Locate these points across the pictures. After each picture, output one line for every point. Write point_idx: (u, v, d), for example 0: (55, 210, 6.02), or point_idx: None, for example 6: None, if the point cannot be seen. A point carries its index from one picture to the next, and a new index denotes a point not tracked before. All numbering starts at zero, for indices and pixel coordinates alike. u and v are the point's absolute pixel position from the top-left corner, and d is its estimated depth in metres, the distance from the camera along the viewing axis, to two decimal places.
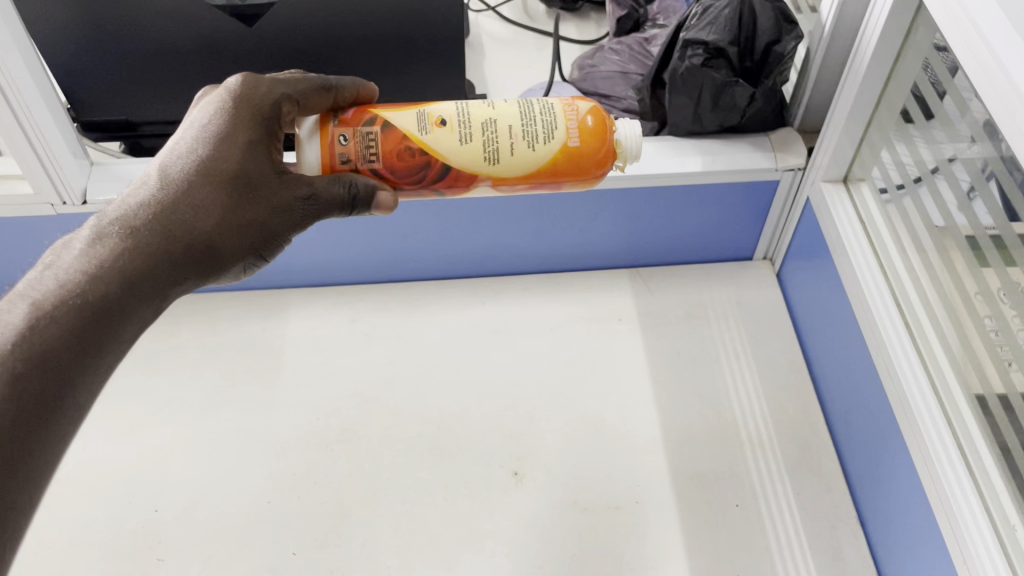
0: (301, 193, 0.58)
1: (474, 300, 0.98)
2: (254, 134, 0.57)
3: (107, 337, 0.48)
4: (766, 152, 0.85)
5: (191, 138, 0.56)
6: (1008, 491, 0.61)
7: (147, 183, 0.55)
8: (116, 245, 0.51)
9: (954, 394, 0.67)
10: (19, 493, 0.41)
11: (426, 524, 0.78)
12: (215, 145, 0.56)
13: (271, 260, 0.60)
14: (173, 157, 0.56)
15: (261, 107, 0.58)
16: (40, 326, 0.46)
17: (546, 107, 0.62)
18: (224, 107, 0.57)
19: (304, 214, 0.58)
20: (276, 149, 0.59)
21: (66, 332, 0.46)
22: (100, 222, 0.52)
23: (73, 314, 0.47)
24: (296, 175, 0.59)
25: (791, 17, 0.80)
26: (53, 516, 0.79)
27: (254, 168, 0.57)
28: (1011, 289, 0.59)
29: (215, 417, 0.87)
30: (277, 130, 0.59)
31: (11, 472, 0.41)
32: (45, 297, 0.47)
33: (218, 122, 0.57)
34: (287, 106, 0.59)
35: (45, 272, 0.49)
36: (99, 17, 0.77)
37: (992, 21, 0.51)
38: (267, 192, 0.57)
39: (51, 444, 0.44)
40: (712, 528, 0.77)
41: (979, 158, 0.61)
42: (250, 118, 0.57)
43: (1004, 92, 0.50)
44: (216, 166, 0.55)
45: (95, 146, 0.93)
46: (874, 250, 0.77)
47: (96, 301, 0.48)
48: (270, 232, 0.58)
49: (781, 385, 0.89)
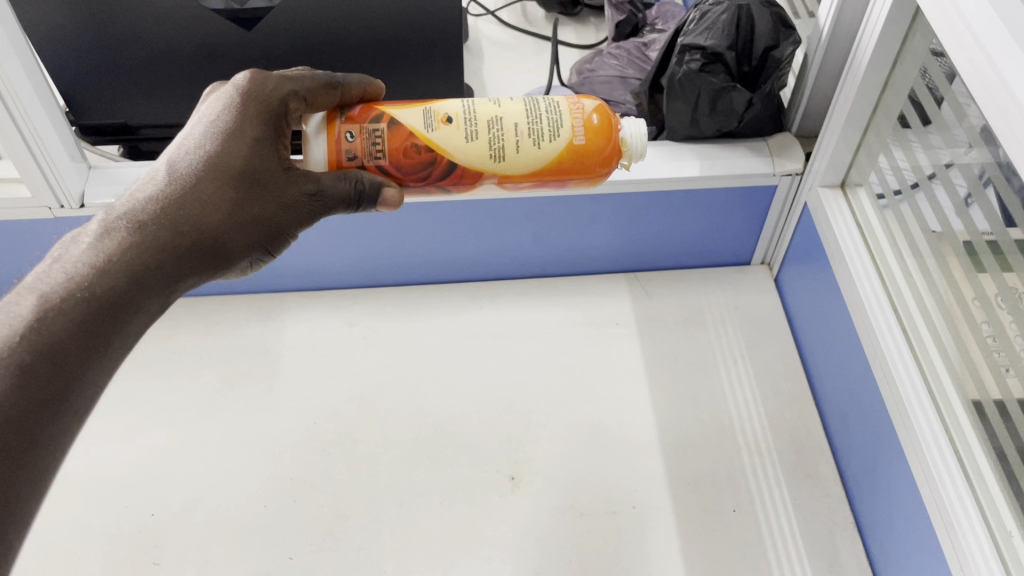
0: (307, 189, 0.58)
1: (472, 304, 0.98)
2: (262, 130, 0.57)
3: (112, 331, 0.48)
4: (764, 157, 0.85)
5: (199, 134, 0.56)
6: (1006, 500, 0.61)
7: (155, 178, 0.55)
8: (124, 239, 0.51)
9: (951, 400, 0.67)
10: (25, 486, 0.42)
11: (424, 529, 0.78)
12: (222, 142, 0.56)
13: (277, 256, 0.60)
14: (181, 153, 0.56)
15: (269, 103, 0.57)
16: (47, 320, 0.46)
17: (552, 105, 0.62)
18: (231, 104, 0.57)
19: (310, 211, 0.58)
20: (284, 145, 0.59)
21: (74, 325, 0.47)
22: (108, 217, 0.53)
23: (81, 307, 0.47)
24: (302, 172, 0.58)
25: (789, 23, 0.80)
26: (50, 520, 0.79)
27: (261, 164, 0.57)
28: (1007, 296, 0.59)
29: (212, 420, 0.87)
30: (285, 126, 0.59)
31: (13, 465, 0.41)
32: (53, 291, 0.47)
33: (226, 118, 0.57)
34: (295, 103, 0.59)
35: (53, 266, 0.49)
36: (99, 21, 0.77)
37: (987, 25, 0.51)
38: (275, 188, 0.57)
39: (56, 436, 0.44)
40: (709, 533, 0.77)
41: (976, 164, 0.61)
42: (258, 113, 0.57)
43: (1000, 98, 0.50)
44: (223, 162, 0.55)
45: (93, 150, 0.93)
46: (872, 255, 0.77)
47: (103, 295, 0.48)
48: (277, 228, 0.57)
49: (778, 390, 0.89)
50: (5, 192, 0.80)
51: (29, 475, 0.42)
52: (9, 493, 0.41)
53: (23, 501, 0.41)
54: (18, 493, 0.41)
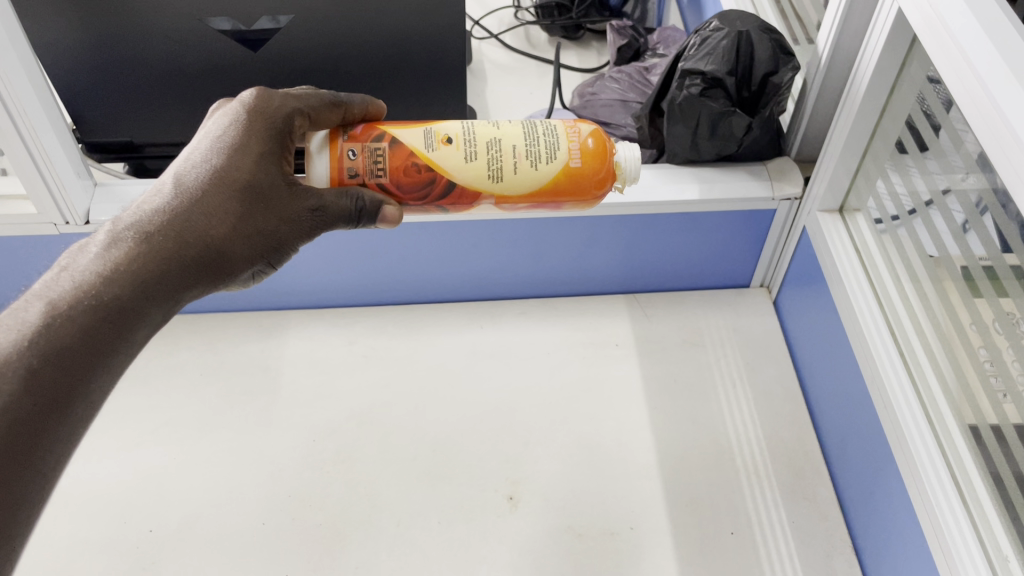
0: (310, 204, 0.58)
1: (472, 324, 0.98)
2: (267, 145, 0.58)
3: (118, 339, 0.49)
4: (762, 181, 0.85)
5: (205, 147, 0.57)
6: (1003, 525, 0.61)
7: (163, 190, 0.55)
8: (130, 249, 0.52)
9: (949, 426, 0.67)
10: (28, 487, 0.42)
11: (421, 549, 0.78)
12: (228, 155, 0.56)
13: (278, 268, 0.60)
14: (188, 166, 0.56)
15: (275, 119, 0.58)
16: (55, 325, 0.47)
17: (549, 128, 0.63)
18: (237, 119, 0.58)
19: (312, 225, 0.59)
20: (288, 161, 0.60)
21: (80, 332, 0.47)
22: (116, 227, 0.53)
23: (88, 314, 0.48)
24: (305, 186, 0.59)
25: (788, 49, 0.81)
26: (46, 536, 0.79)
27: (267, 177, 0.57)
28: (1004, 322, 0.60)
29: (211, 437, 0.87)
30: (289, 142, 0.59)
31: (15, 466, 0.42)
32: (60, 298, 0.48)
33: (233, 133, 0.57)
34: (299, 120, 0.60)
35: (62, 274, 0.50)
36: (107, 41, 0.78)
37: (979, 49, 0.52)
38: (279, 203, 0.58)
39: (61, 440, 0.45)
40: (707, 555, 0.77)
41: (974, 191, 0.62)
42: (264, 129, 0.58)
43: (994, 123, 0.51)
44: (229, 175, 0.56)
45: (98, 167, 0.94)
46: (869, 279, 0.77)
47: (109, 304, 0.49)
48: (279, 241, 0.58)
49: (776, 413, 0.89)
50: (10, 209, 0.81)
51: (33, 478, 0.43)
52: (10, 494, 0.41)
53: (27, 503, 0.42)
54: (20, 496, 0.42)
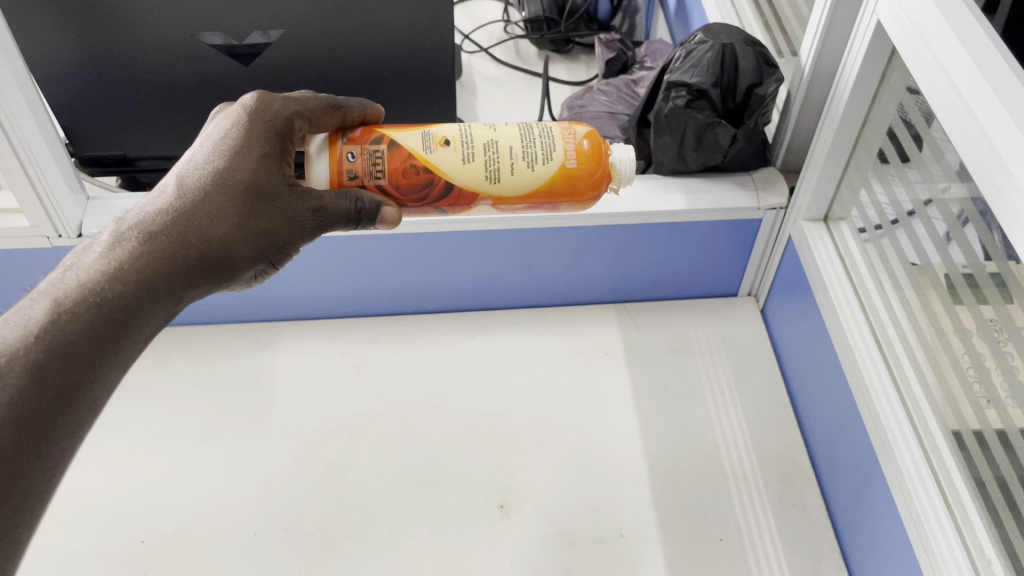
0: (311, 205, 0.59)
1: (463, 334, 0.99)
2: (268, 147, 0.59)
3: (122, 335, 0.50)
4: (749, 191, 0.87)
5: (208, 149, 0.58)
6: (985, 527, 0.62)
7: (166, 191, 0.56)
8: (134, 248, 0.53)
9: (932, 430, 0.68)
10: (35, 480, 0.43)
11: (413, 557, 0.79)
12: (230, 157, 0.57)
13: (279, 268, 0.61)
14: (190, 168, 0.57)
15: (275, 122, 0.59)
16: (61, 321, 0.47)
17: (544, 130, 0.64)
18: (239, 123, 0.59)
19: (314, 225, 0.59)
20: (289, 163, 0.60)
21: (85, 327, 0.48)
22: (120, 227, 0.54)
23: (93, 311, 0.49)
24: (306, 188, 0.60)
25: (772, 61, 0.82)
26: (37, 548, 0.79)
27: (268, 178, 0.58)
28: (985, 329, 0.61)
29: (203, 448, 0.87)
30: (291, 146, 0.60)
31: (23, 457, 0.43)
32: (66, 295, 0.49)
33: (233, 136, 0.58)
34: (300, 123, 0.60)
35: (67, 273, 0.51)
36: (100, 56, 0.79)
37: (950, 52, 0.54)
38: (280, 203, 0.58)
39: (67, 433, 0.45)
40: (695, 561, 0.78)
41: (955, 203, 0.63)
42: (265, 132, 0.59)
43: (966, 125, 0.53)
44: (230, 176, 0.57)
45: (90, 181, 0.95)
46: (854, 286, 0.78)
47: (113, 301, 0.50)
48: (281, 240, 0.59)
49: (764, 419, 0.90)
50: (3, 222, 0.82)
51: (39, 470, 0.43)
52: (15, 487, 0.42)
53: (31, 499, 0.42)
54: (26, 490, 0.42)
